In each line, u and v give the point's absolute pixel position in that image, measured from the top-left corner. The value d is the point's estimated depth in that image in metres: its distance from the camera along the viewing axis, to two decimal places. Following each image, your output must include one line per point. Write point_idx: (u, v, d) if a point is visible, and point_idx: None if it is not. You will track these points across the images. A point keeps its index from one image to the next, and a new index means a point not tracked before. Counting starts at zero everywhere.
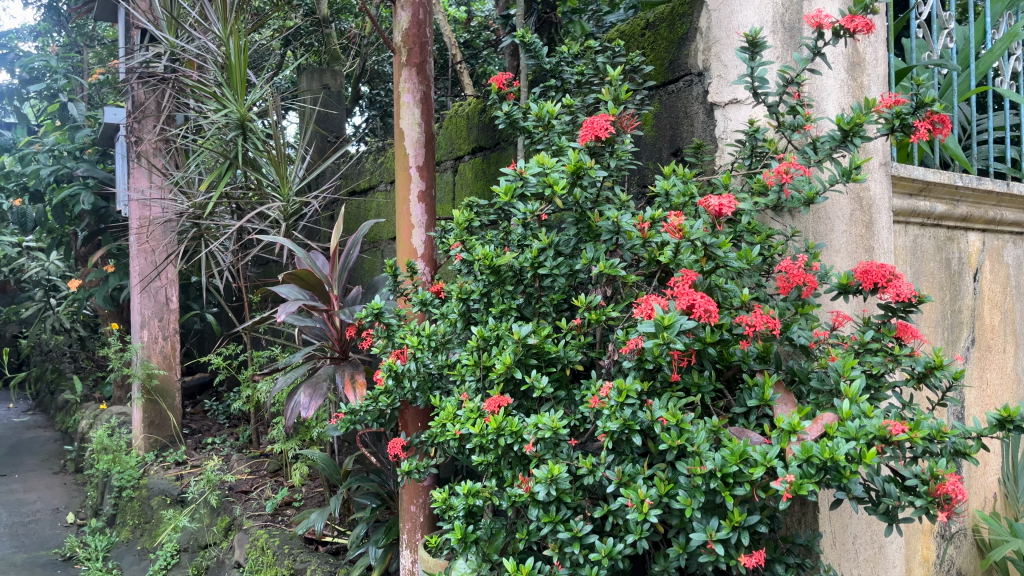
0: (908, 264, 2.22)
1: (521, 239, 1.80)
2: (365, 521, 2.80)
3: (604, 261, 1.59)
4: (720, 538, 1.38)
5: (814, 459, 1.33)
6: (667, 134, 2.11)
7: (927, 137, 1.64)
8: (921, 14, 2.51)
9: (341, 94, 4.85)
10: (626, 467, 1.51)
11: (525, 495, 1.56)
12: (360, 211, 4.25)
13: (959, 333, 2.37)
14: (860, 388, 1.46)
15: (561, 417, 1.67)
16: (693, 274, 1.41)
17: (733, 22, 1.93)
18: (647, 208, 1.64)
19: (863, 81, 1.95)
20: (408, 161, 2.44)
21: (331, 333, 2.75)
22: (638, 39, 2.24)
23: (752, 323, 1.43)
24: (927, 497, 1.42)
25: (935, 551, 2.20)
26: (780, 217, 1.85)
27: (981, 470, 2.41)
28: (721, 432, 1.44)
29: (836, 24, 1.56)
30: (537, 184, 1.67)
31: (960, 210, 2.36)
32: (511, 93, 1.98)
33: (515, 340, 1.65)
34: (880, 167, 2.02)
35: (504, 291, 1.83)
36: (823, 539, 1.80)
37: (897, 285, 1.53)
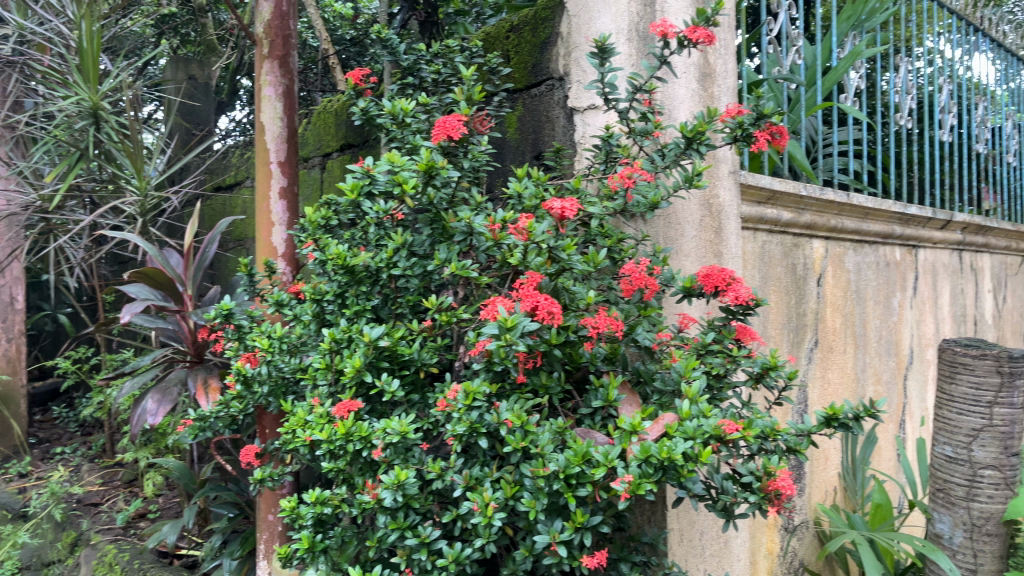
0: (756, 268, 2.32)
1: (375, 239, 1.76)
2: (221, 532, 2.68)
3: (456, 263, 1.58)
4: (563, 539, 1.38)
5: (652, 459, 1.35)
6: (530, 138, 2.11)
7: (766, 147, 1.72)
8: (771, 31, 2.64)
9: (210, 86, 4.64)
10: (473, 470, 1.49)
11: (371, 502, 1.51)
12: (225, 208, 4.07)
13: (803, 335, 2.49)
14: (699, 388, 1.51)
15: (413, 422, 1.64)
16: (538, 276, 1.41)
17: (591, 28, 1.96)
18: (500, 209, 1.64)
19: (713, 91, 2.02)
20: (268, 157, 2.34)
21: (183, 336, 2.60)
22: (503, 41, 2.23)
23: (596, 325, 1.45)
24: (760, 493, 1.48)
25: (778, 544, 2.30)
26: (632, 221, 1.89)
27: (822, 464, 2.55)
28: (566, 433, 1.45)
29: (680, 34, 1.61)
30: (385, 183, 1.63)
31: (805, 218, 2.48)
32: (368, 90, 1.94)
33: (365, 343, 1.61)
34: (729, 175, 2.10)
35: (359, 292, 1.78)
36: (671, 536, 1.85)
37: (736, 288, 1.59)
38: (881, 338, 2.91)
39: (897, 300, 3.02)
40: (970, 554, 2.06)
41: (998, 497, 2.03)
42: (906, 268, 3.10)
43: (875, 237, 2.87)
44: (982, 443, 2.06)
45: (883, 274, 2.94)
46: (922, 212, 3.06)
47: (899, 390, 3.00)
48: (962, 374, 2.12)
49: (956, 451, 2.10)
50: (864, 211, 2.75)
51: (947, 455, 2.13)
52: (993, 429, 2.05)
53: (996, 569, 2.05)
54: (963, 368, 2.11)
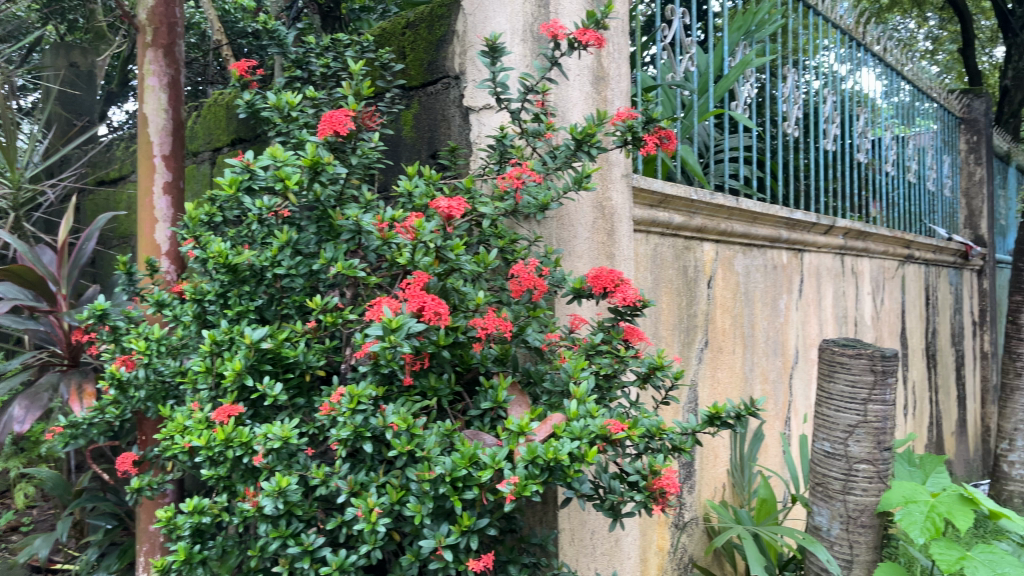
0: (649, 270, 2.36)
1: (260, 237, 1.69)
2: (98, 545, 2.53)
3: (342, 263, 1.54)
4: (449, 543, 1.37)
5: (538, 460, 1.35)
6: (426, 136, 2.08)
7: (655, 151, 1.75)
8: (666, 38, 2.68)
9: (94, 74, 4.39)
10: (359, 475, 1.45)
11: (252, 510, 1.45)
12: (108, 202, 3.86)
13: (694, 335, 2.56)
14: (587, 389, 1.52)
15: (297, 426, 1.58)
16: (425, 276, 1.38)
17: (486, 27, 1.94)
18: (389, 207, 1.60)
19: (606, 95, 2.04)
20: (151, 150, 2.21)
21: (57, 338, 2.45)
22: (398, 38, 2.18)
23: (485, 326, 1.44)
24: (646, 491, 1.50)
25: (668, 540, 2.35)
26: (525, 222, 1.89)
27: (711, 462, 2.61)
28: (453, 435, 1.43)
29: (570, 36, 1.62)
30: (268, 178, 1.57)
31: (696, 222, 2.54)
32: (254, 82, 1.87)
33: (246, 345, 1.56)
34: (621, 178, 2.13)
35: (242, 292, 1.71)
36: (561, 536, 1.86)
37: (624, 290, 1.61)
38: (768, 338, 3.01)
39: (783, 302, 3.14)
40: (846, 545, 2.15)
41: (872, 490, 2.13)
42: (792, 271, 3.23)
43: (763, 241, 2.97)
44: (858, 438, 2.15)
45: (770, 277, 3.05)
46: (807, 218, 3.19)
47: (785, 389, 3.11)
48: (840, 373, 2.21)
49: (834, 446, 2.19)
50: (752, 216, 2.84)
51: (826, 450, 2.22)
52: (867, 425, 2.14)
53: (870, 559, 2.15)
54: (841, 367, 2.20)
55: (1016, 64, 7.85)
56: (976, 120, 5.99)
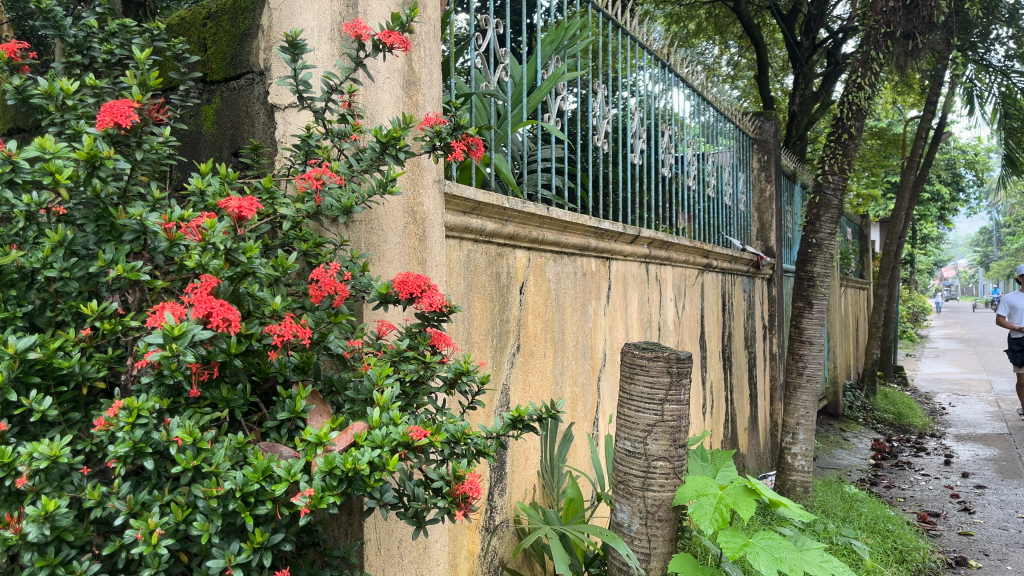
0: (461, 276, 2.37)
1: (30, 237, 1.54)
2: None
3: (124, 265, 1.42)
4: (240, 562, 1.29)
5: (336, 470, 1.31)
6: (227, 133, 1.98)
7: (463, 157, 1.76)
8: (480, 46, 2.71)
9: None
10: (139, 494, 1.34)
11: (13, 538, 1.30)
12: None
13: (506, 341, 2.60)
14: (391, 396, 1.50)
15: (71, 444, 1.45)
16: (214, 280, 1.31)
17: (291, 23, 1.88)
18: (179, 206, 1.50)
19: (417, 99, 2.03)
20: None
21: None
22: (199, 28, 2.09)
23: (281, 333, 1.38)
24: (449, 497, 1.49)
25: (478, 544, 2.37)
26: (331, 226, 1.84)
27: (522, 464, 2.67)
28: (246, 448, 1.36)
29: (375, 38, 1.62)
30: (34, 171, 1.42)
31: (508, 229, 2.58)
32: (24, 65, 1.69)
33: (10, 355, 1.38)
34: (432, 184, 2.12)
35: (7, 297, 1.53)
36: (366, 547, 1.82)
37: (431, 295, 1.61)
38: (577, 342, 3.12)
39: (592, 308, 3.27)
40: (644, 539, 2.25)
41: (668, 485, 2.25)
42: (601, 278, 3.36)
43: (573, 249, 3.07)
44: (655, 436, 2.26)
45: (579, 283, 3.16)
46: (614, 227, 3.33)
47: (593, 391, 3.24)
48: (639, 375, 2.31)
49: (634, 445, 2.29)
50: (562, 225, 2.92)
51: (627, 450, 2.32)
52: (665, 424, 2.26)
53: (666, 551, 2.26)
54: (640, 370, 2.30)
55: (802, 92, 8.67)
56: (766, 141, 6.53)
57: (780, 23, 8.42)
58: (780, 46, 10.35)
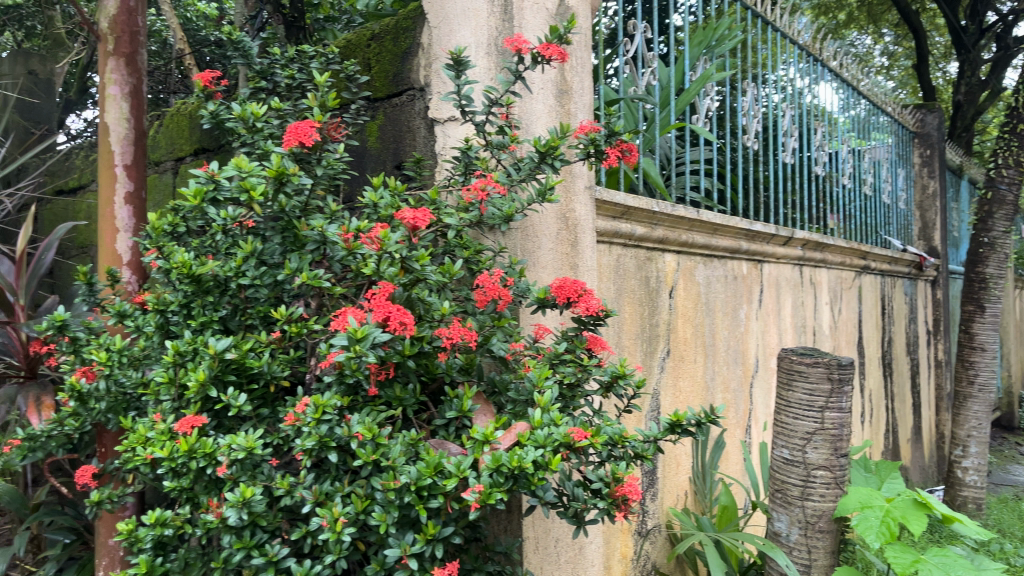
0: (612, 281, 2.39)
1: (224, 247, 1.70)
2: (55, 560, 2.46)
3: (307, 273, 1.55)
4: (414, 552, 1.37)
5: (503, 468, 1.35)
6: (390, 148, 2.09)
7: (617, 163, 1.78)
8: (628, 52, 2.73)
9: (53, 83, 4.25)
10: (324, 485, 1.46)
11: (215, 521, 1.44)
12: (67, 213, 3.73)
13: (656, 345, 2.59)
14: (551, 398, 1.54)
15: (262, 437, 1.59)
16: (391, 286, 1.41)
17: (450, 39, 1.97)
18: (355, 218, 1.62)
19: (569, 108, 2.07)
20: (112, 159, 2.16)
21: (14, 349, 2.40)
22: (364, 49, 2.18)
23: (450, 336, 1.46)
24: (609, 499, 1.50)
25: (632, 548, 2.38)
26: (490, 233, 1.91)
27: (674, 469, 2.65)
28: (419, 445, 1.44)
29: (534, 50, 1.67)
30: (233, 188, 1.59)
31: (658, 233, 2.58)
32: (218, 92, 1.87)
33: (210, 355, 1.55)
34: (584, 190, 2.15)
35: (205, 302, 1.71)
36: (525, 544, 1.87)
37: (587, 300, 1.63)
38: (728, 347, 3.06)
39: (744, 312, 3.20)
40: (805, 550, 2.19)
41: (829, 496, 2.17)
42: (752, 281, 3.29)
43: (723, 252, 3.02)
44: (815, 445, 2.19)
45: (730, 287, 3.10)
46: (766, 229, 3.25)
47: (745, 397, 3.17)
48: (798, 381, 2.25)
49: (792, 453, 2.23)
50: (712, 227, 2.89)
51: (785, 458, 2.26)
52: (825, 432, 2.19)
53: (828, 564, 2.19)
54: (798, 375, 2.25)
55: (968, 81, 8.08)
56: (929, 135, 6.15)
57: (942, 7, 7.90)
58: (941, 32, 9.70)
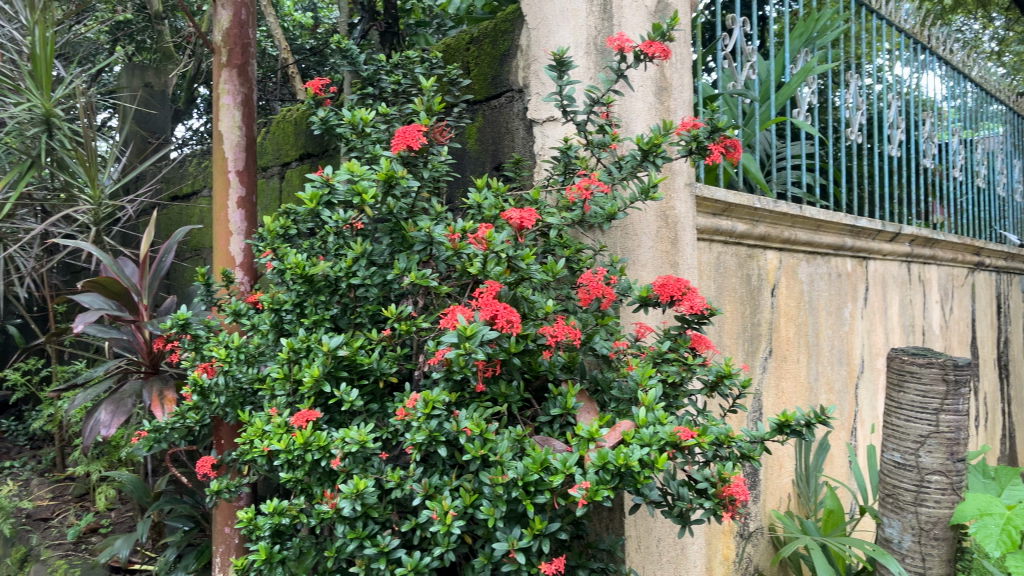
0: (712, 279, 2.36)
1: (335, 248, 1.77)
2: (176, 545, 2.59)
3: (416, 272, 1.59)
4: (521, 546, 1.39)
5: (609, 466, 1.35)
6: (490, 149, 2.13)
7: (720, 160, 1.76)
8: (727, 46, 2.68)
9: (166, 94, 4.50)
10: (432, 479, 1.50)
11: (330, 511, 1.50)
12: (182, 217, 3.94)
13: (758, 344, 2.54)
14: (656, 396, 1.53)
15: (372, 431, 1.64)
16: (497, 285, 1.44)
17: (549, 41, 1.98)
18: (460, 218, 1.66)
19: (669, 105, 2.06)
20: (226, 165, 2.27)
21: (138, 346, 2.54)
22: (463, 53, 2.23)
23: (555, 334, 1.47)
24: (715, 499, 1.48)
25: (734, 550, 2.35)
26: (590, 232, 1.92)
27: (776, 471, 2.60)
28: (524, 441, 1.46)
29: (637, 49, 1.68)
30: (346, 192, 1.66)
31: (759, 230, 2.54)
32: (328, 99, 1.96)
33: (324, 352, 1.60)
34: (685, 188, 2.14)
35: (318, 301, 1.79)
36: (628, 543, 1.87)
37: (691, 298, 1.62)
38: (833, 347, 2.98)
39: (849, 311, 3.10)
40: (918, 558, 2.11)
41: (944, 502, 2.08)
42: (857, 279, 3.19)
43: (827, 249, 2.94)
44: (930, 449, 2.11)
45: (834, 285, 3.01)
46: (872, 225, 3.14)
47: (851, 399, 3.07)
48: (910, 382, 2.17)
49: (904, 457, 2.15)
50: (816, 224, 2.81)
51: (896, 461, 2.18)
52: (940, 435, 2.10)
53: (943, 572, 2.10)
54: (910, 376, 2.17)
55: None
56: None
57: None
58: None
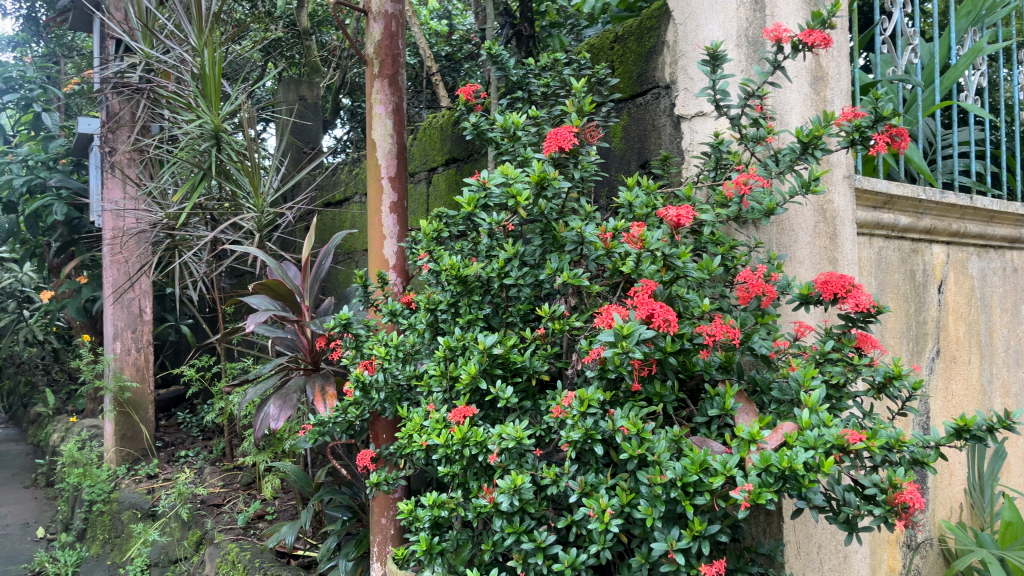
0: (873, 275, 2.24)
1: (487, 250, 1.81)
2: (336, 534, 2.72)
3: (568, 272, 1.61)
4: (680, 547, 1.38)
5: (772, 468, 1.31)
6: (635, 148, 2.12)
7: (886, 150, 1.67)
8: (885, 30, 2.55)
9: (318, 106, 4.75)
10: (588, 477, 1.50)
11: (489, 505, 1.54)
12: (335, 223, 4.16)
13: (924, 344, 2.39)
14: (819, 398, 1.46)
15: (526, 428, 1.67)
16: (652, 284, 1.44)
17: (698, 35, 1.95)
18: (611, 218, 1.66)
19: (825, 95, 1.98)
20: (379, 172, 2.37)
21: (301, 344, 2.71)
22: (607, 52, 2.23)
23: (712, 333, 1.45)
24: (885, 506, 1.39)
25: (900, 561, 2.23)
26: (744, 228, 1.88)
27: (947, 480, 2.44)
28: (682, 441, 1.44)
29: (795, 38, 1.63)
30: (501, 195, 1.72)
31: (924, 223, 2.39)
32: (478, 105, 2.04)
33: (480, 350, 1.65)
34: (843, 180, 2.05)
35: (471, 301, 1.85)
36: (787, 548, 1.82)
37: (856, 295, 1.55)
38: (1008, 346, 2.76)
39: None
40: None
41: None
42: None
43: (1000, 241, 2.73)
44: None
45: (1009, 280, 2.79)
46: None
47: None
48: None
49: None
50: (988, 215, 2.62)
51: None
52: None
53: None
54: None
55: None
56: None
57: None
58: None
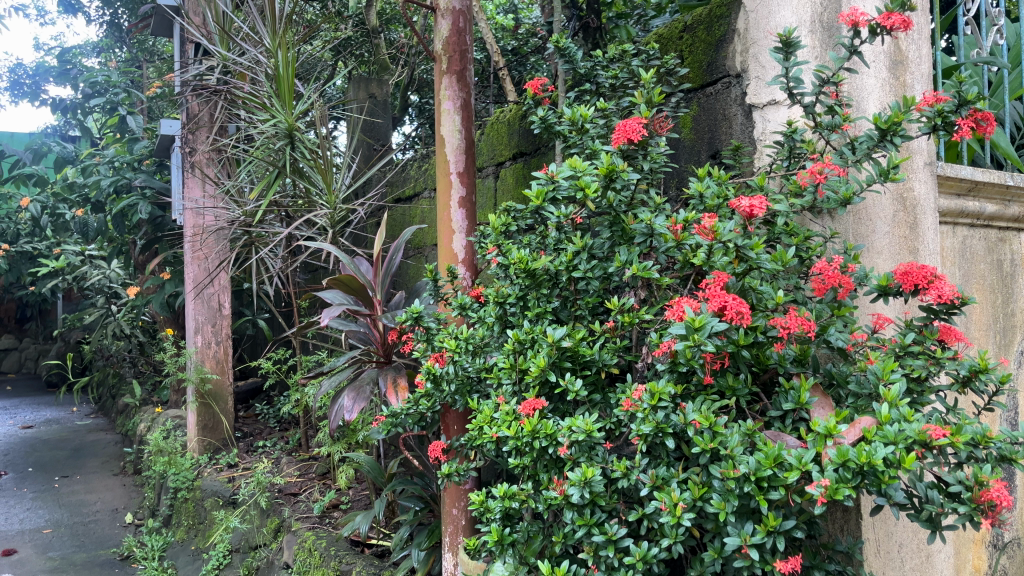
0: (957, 265, 2.16)
1: (555, 243, 1.83)
2: (409, 523, 2.77)
3: (638, 265, 1.60)
4: (754, 543, 1.36)
5: (850, 463, 1.28)
6: (706, 137, 2.09)
7: (970, 135, 1.61)
8: (969, 11, 2.45)
9: (387, 103, 4.82)
10: (660, 470, 1.50)
11: (560, 498, 1.55)
12: (405, 218, 4.23)
13: (1012, 336, 2.30)
14: (900, 392, 1.42)
15: (597, 421, 1.67)
16: (725, 276, 1.42)
17: (770, 22, 1.91)
18: (682, 209, 1.65)
19: (905, 79, 1.92)
20: (448, 167, 2.39)
21: (374, 337, 2.76)
22: (676, 41, 2.20)
23: (787, 325, 1.43)
24: (970, 504, 1.34)
25: (986, 561, 2.15)
26: (819, 218, 1.84)
27: None
28: (756, 436, 1.42)
29: (872, 22, 1.58)
30: (569, 187, 1.72)
31: (1012, 211, 2.29)
32: (547, 98, 2.06)
33: (550, 343, 1.66)
34: (924, 167, 1.98)
35: (540, 294, 1.85)
36: (866, 546, 1.78)
37: (939, 286, 1.49)
38: None
39: None
40: None
41: None
42: None
43: None
44: None
45: None
46: None
47: None
48: None
49: None
50: None
51: None
52: None
53: None
54: None
55: None
56: None
57: None
58: None
